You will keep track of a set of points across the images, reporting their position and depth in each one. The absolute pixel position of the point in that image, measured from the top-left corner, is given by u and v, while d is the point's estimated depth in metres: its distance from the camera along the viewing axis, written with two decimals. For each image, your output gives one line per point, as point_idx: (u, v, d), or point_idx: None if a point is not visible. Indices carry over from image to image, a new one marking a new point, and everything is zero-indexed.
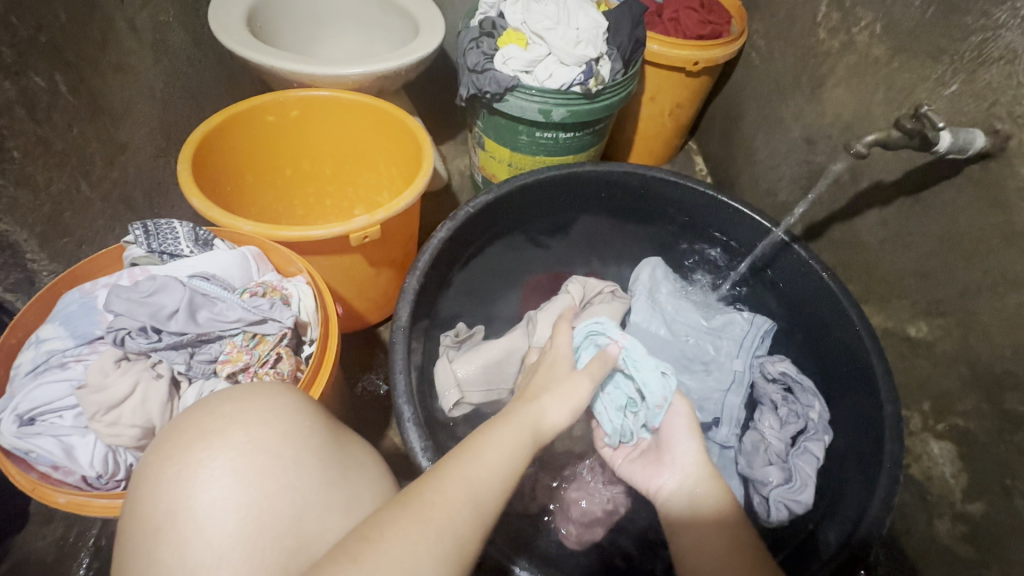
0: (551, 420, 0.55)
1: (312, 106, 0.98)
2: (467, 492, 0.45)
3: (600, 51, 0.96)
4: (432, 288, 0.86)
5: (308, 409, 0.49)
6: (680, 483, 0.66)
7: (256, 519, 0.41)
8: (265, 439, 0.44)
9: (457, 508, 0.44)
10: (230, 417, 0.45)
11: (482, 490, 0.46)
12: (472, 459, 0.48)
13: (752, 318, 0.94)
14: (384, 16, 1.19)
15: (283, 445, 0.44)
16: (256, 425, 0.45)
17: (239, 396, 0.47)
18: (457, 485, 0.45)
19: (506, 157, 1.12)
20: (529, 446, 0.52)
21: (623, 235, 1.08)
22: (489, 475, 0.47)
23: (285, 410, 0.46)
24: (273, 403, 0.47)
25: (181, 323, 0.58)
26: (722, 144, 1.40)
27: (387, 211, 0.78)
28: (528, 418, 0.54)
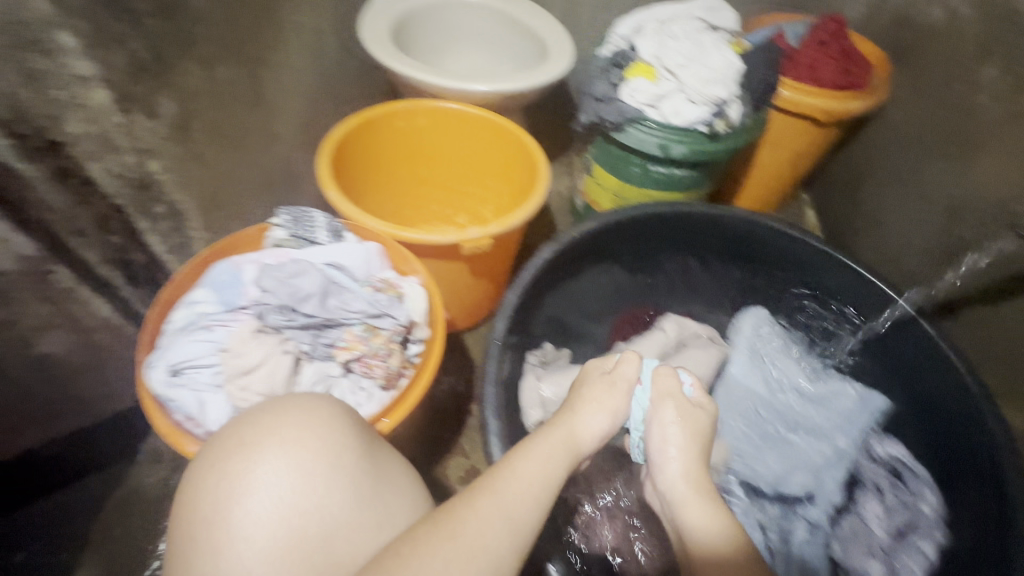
0: (585, 425, 0.60)
1: (440, 116, 1.03)
2: (501, 510, 0.47)
3: (732, 92, 0.94)
4: (528, 306, 0.87)
5: (343, 423, 0.51)
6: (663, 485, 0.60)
7: (292, 533, 0.44)
8: (299, 455, 0.47)
9: (493, 522, 0.46)
10: (267, 431, 0.48)
11: (519, 513, 0.48)
12: (508, 477, 0.50)
13: (865, 393, 0.88)
14: (514, 37, 1.24)
15: (316, 462, 0.47)
16: (291, 440, 0.48)
17: (280, 408, 0.50)
18: (491, 501, 0.48)
19: (612, 186, 1.12)
20: (567, 455, 0.56)
21: (725, 282, 1.03)
22: (522, 486, 0.50)
23: (320, 426, 0.49)
24: (307, 416, 0.50)
25: (314, 306, 0.63)
26: (841, 200, 1.32)
27: (501, 225, 0.82)
28: (565, 430, 0.58)
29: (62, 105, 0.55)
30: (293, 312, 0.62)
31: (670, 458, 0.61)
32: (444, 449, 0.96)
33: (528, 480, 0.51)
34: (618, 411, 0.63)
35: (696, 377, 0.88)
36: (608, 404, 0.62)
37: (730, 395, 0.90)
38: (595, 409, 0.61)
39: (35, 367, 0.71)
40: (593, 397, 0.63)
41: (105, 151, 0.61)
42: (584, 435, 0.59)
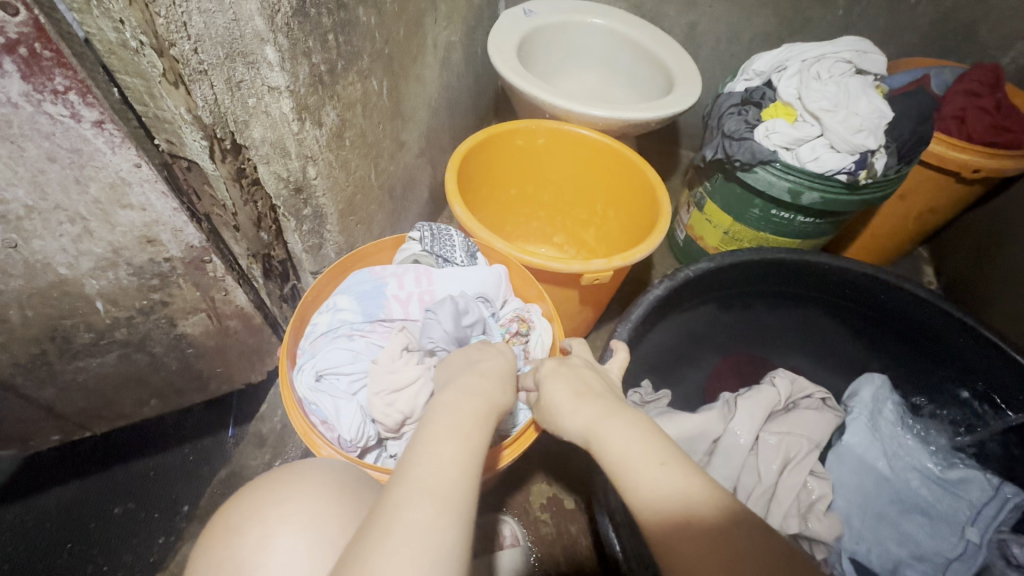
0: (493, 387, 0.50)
1: (558, 138, 1.03)
2: (439, 503, 0.38)
3: (880, 143, 0.88)
4: (637, 343, 0.85)
5: (320, 488, 0.50)
6: (575, 413, 0.54)
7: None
8: (282, 535, 0.46)
9: (444, 523, 0.37)
10: (247, 513, 0.48)
11: (460, 502, 0.39)
12: (427, 465, 0.40)
13: (998, 485, 0.79)
14: (635, 63, 1.23)
15: (295, 538, 0.46)
16: (270, 520, 0.47)
17: (261, 488, 0.50)
18: (426, 499, 0.38)
19: (724, 225, 1.09)
20: (484, 424, 0.46)
21: (838, 339, 0.98)
22: (425, 456, 0.41)
23: (300, 502, 0.48)
24: (282, 492, 0.49)
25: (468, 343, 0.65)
26: (970, 262, 1.21)
27: (624, 259, 0.79)
28: (471, 393, 0.48)
29: (249, 112, 0.59)
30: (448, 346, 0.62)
31: (569, 411, 0.55)
32: (528, 472, 0.95)
33: (435, 444, 0.42)
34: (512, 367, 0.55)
35: (811, 441, 0.82)
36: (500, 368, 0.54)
37: (845, 464, 0.83)
38: (475, 368, 0.52)
39: (172, 344, 0.78)
40: (479, 359, 0.55)
41: (278, 157, 0.65)
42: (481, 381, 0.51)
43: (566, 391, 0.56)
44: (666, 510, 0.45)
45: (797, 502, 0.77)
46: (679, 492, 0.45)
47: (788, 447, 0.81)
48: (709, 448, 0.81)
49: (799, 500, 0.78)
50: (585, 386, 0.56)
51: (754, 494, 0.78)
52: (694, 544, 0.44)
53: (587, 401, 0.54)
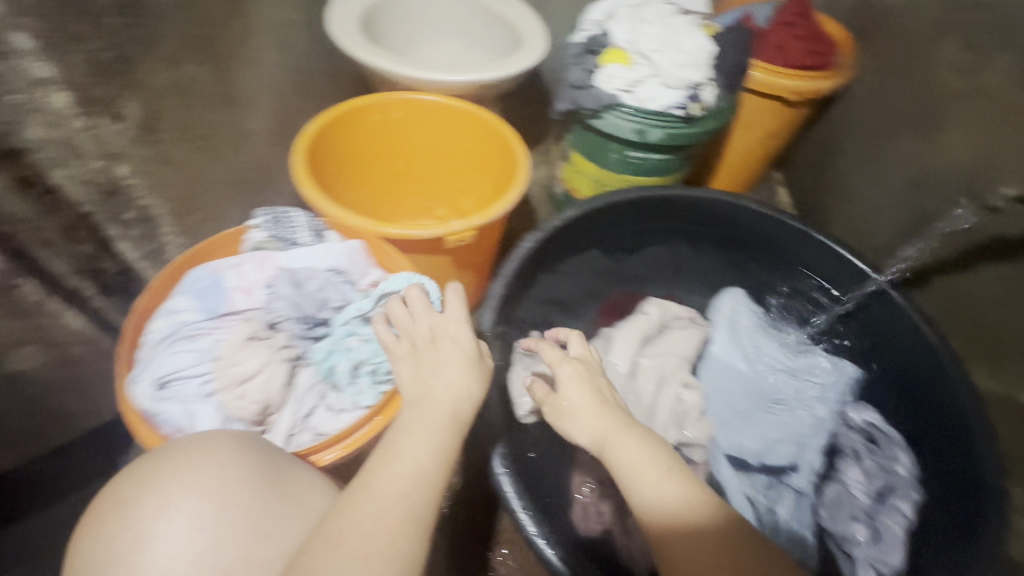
0: (454, 387, 0.56)
1: (414, 109, 1.02)
2: (402, 506, 0.47)
3: (704, 76, 0.95)
4: (514, 296, 0.87)
5: (229, 458, 0.51)
6: (592, 431, 0.62)
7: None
8: (190, 502, 0.47)
9: (402, 532, 0.46)
10: (143, 484, 0.48)
11: (410, 505, 0.48)
12: (396, 474, 0.49)
13: (836, 364, 0.91)
14: (487, 26, 1.23)
15: (197, 504, 0.47)
16: (169, 489, 0.47)
17: (158, 460, 0.50)
18: (391, 510, 0.47)
19: (591, 173, 1.13)
20: (448, 426, 0.54)
21: (705, 264, 1.06)
22: (415, 472, 0.50)
23: (209, 470, 0.49)
24: (184, 462, 0.49)
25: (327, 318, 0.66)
26: (812, 178, 1.34)
27: (484, 218, 0.81)
28: (445, 398, 0.55)
29: (19, 110, 0.54)
30: (292, 317, 0.64)
31: (586, 420, 0.63)
32: None
33: (422, 461, 0.51)
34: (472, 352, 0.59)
35: (681, 356, 0.90)
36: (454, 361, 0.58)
37: (713, 372, 0.92)
38: (441, 367, 0.57)
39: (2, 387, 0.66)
40: (436, 362, 0.58)
41: (70, 158, 0.61)
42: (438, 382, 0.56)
43: (586, 394, 0.64)
44: (665, 508, 0.55)
45: (673, 415, 0.84)
46: (673, 501, 0.55)
47: (662, 366, 0.88)
48: None
49: (676, 413, 0.84)
50: (598, 395, 0.65)
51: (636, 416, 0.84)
52: (698, 542, 0.53)
53: (607, 415, 0.63)
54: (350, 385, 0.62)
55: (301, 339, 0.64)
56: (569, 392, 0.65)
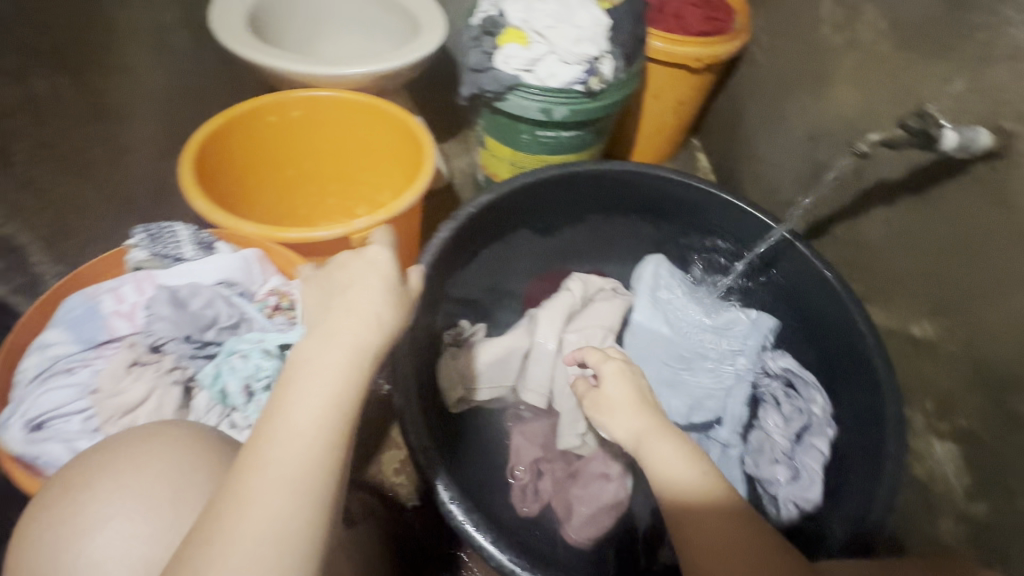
0: (363, 321, 0.47)
1: (312, 107, 0.98)
2: (273, 471, 0.40)
3: (602, 49, 0.95)
4: (433, 289, 0.87)
5: (187, 443, 0.51)
6: (630, 430, 0.60)
7: (142, 560, 0.45)
8: (138, 490, 0.47)
9: (268, 504, 0.38)
10: (98, 468, 0.48)
11: (284, 469, 0.40)
12: (278, 431, 0.41)
13: (755, 318, 0.95)
14: (385, 14, 1.19)
15: (152, 487, 0.47)
16: (125, 472, 0.48)
17: (111, 447, 0.50)
18: (260, 478, 0.39)
19: (506, 156, 1.13)
20: (345, 368, 0.44)
21: (626, 235, 1.08)
22: (300, 440, 0.41)
23: (155, 458, 0.49)
24: (140, 445, 0.50)
25: (217, 334, 0.62)
26: (724, 141, 1.38)
27: (389, 211, 0.79)
28: (348, 337, 0.46)
29: None
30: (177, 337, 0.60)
31: (624, 418, 0.62)
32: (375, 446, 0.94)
33: (311, 427, 0.41)
34: (392, 284, 0.50)
35: (605, 327, 0.91)
36: (366, 287, 0.49)
37: (639, 339, 0.94)
38: (345, 300, 0.48)
39: None
40: (346, 286, 0.50)
41: None
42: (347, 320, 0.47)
43: (626, 393, 0.63)
44: (685, 493, 0.52)
45: None
46: (689, 482, 0.53)
47: (586, 339, 0.89)
48: (521, 361, 0.88)
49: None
50: (637, 398, 0.63)
51: (565, 392, 0.85)
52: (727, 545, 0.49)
53: (644, 413, 0.61)
54: (248, 403, 0.59)
55: (193, 360, 0.61)
56: (612, 391, 0.64)
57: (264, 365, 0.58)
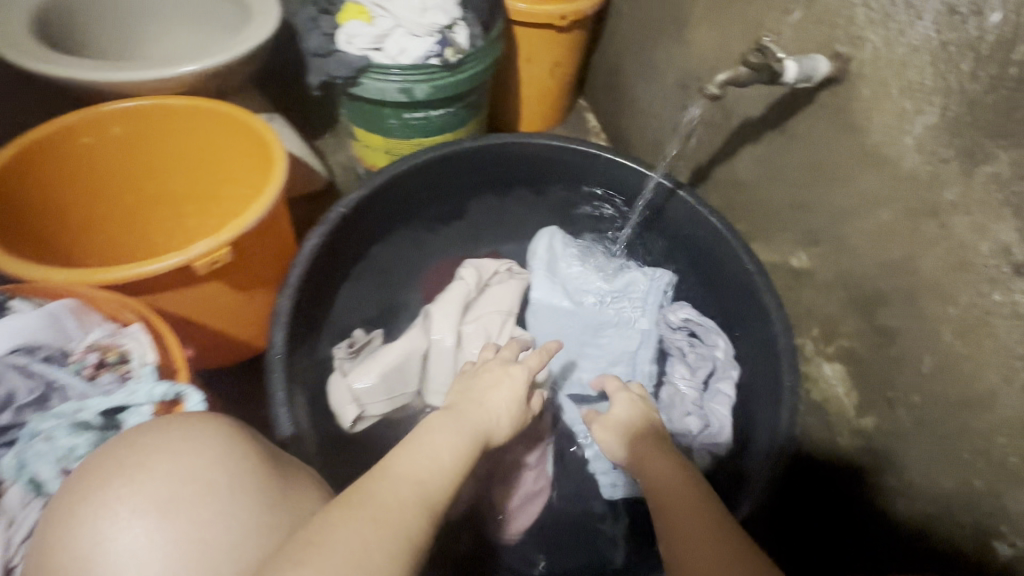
0: (496, 423, 0.57)
1: (135, 120, 0.85)
2: (411, 480, 0.45)
3: (452, 17, 0.89)
4: (307, 304, 0.80)
5: (234, 437, 0.48)
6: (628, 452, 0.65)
7: (192, 547, 0.41)
8: (189, 468, 0.44)
9: (410, 505, 0.43)
10: (150, 451, 0.45)
11: (422, 487, 0.45)
12: (412, 455, 0.48)
13: (652, 274, 0.94)
14: (213, 3, 1.05)
15: (208, 469, 0.44)
16: (179, 454, 0.45)
17: (162, 429, 0.47)
18: (407, 484, 0.45)
19: (381, 145, 1.04)
20: (474, 436, 0.54)
21: (517, 209, 1.05)
22: (434, 466, 0.48)
23: (205, 440, 0.46)
24: (195, 429, 0.47)
25: (16, 415, 0.53)
26: (608, 97, 1.35)
27: (233, 229, 0.69)
28: (483, 423, 0.56)
29: None
30: None
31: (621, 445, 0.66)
32: None
33: (442, 457, 0.49)
34: (522, 397, 0.62)
35: (503, 312, 0.88)
36: (506, 394, 0.61)
37: (542, 318, 0.93)
38: (494, 389, 0.60)
39: None
40: (487, 385, 0.61)
41: None
42: (494, 434, 0.57)
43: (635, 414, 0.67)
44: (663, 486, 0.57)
45: None
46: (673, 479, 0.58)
47: (486, 327, 0.86)
48: (421, 365, 0.83)
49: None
50: (642, 428, 0.66)
51: None
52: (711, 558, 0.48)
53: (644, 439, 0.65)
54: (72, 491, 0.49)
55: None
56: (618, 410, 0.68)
57: (77, 446, 0.49)
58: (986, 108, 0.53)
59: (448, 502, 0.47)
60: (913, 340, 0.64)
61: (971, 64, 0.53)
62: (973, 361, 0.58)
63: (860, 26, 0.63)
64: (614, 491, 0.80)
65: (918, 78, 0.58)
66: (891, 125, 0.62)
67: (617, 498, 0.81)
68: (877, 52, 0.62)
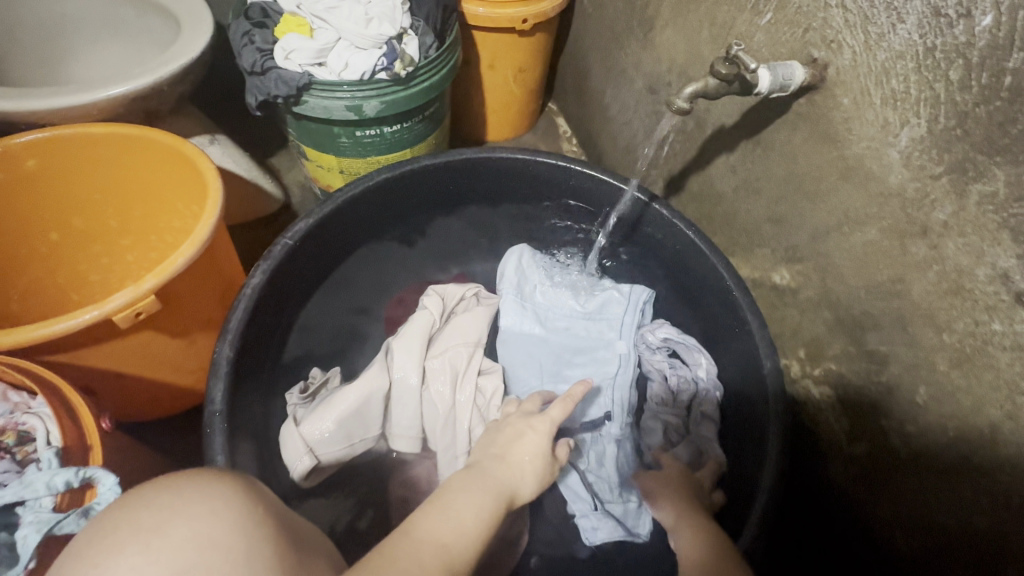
0: (519, 481, 0.56)
1: (51, 151, 0.77)
2: (436, 542, 0.43)
3: (401, 26, 0.82)
4: (252, 347, 0.73)
5: (253, 495, 0.40)
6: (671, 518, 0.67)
7: None
8: (210, 537, 0.35)
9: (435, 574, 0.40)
10: (166, 512, 0.36)
11: (450, 553, 0.43)
12: (439, 518, 0.46)
13: (628, 291, 0.89)
14: (141, 17, 0.96)
15: (232, 535, 0.36)
16: (199, 517, 0.36)
17: (174, 486, 0.38)
18: (433, 551, 0.42)
19: (334, 165, 0.97)
20: (499, 499, 0.52)
21: (484, 226, 0.98)
22: (458, 531, 0.45)
23: (233, 500, 0.38)
24: (215, 486, 0.38)
25: None
26: (577, 102, 1.30)
27: (159, 275, 0.62)
28: (505, 482, 0.54)
29: None
30: None
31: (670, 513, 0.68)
32: None
33: (465, 520, 0.47)
34: (545, 451, 0.61)
35: (470, 343, 0.82)
36: (531, 450, 0.60)
37: (514, 347, 0.87)
38: (518, 442, 0.60)
39: None
40: (511, 438, 0.61)
41: None
42: (522, 491, 0.56)
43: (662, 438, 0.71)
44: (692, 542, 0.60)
45: (476, 409, 0.77)
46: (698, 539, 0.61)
47: (452, 362, 0.79)
48: (383, 405, 0.75)
49: (477, 408, 0.77)
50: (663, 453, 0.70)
51: (436, 427, 0.76)
52: None
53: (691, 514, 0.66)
54: None
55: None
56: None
57: None
58: (978, 121, 0.48)
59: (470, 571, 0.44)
60: (906, 367, 0.60)
61: (960, 73, 0.48)
62: (971, 392, 0.54)
63: (836, 30, 0.58)
64: (595, 536, 0.74)
65: (901, 86, 0.53)
66: (873, 137, 0.57)
67: (597, 543, 0.75)
68: (857, 58, 0.57)
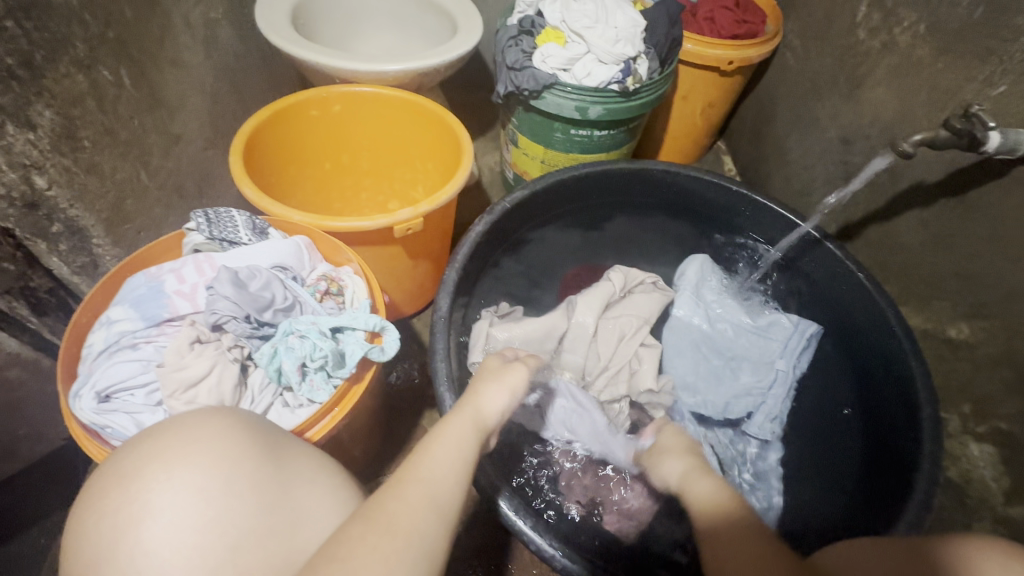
0: (491, 408, 0.60)
1: (355, 101, 1.01)
2: (420, 479, 0.48)
3: (638, 49, 0.98)
4: (469, 279, 0.88)
5: (234, 428, 0.48)
6: (696, 495, 0.59)
7: (197, 555, 0.40)
8: (190, 475, 0.43)
9: (420, 508, 0.45)
10: (144, 458, 0.44)
11: (442, 492, 0.48)
12: (429, 461, 0.50)
13: (797, 322, 0.96)
14: (421, 15, 1.21)
15: (209, 476, 0.43)
16: (176, 461, 0.44)
17: (159, 433, 0.46)
18: (417, 488, 0.47)
19: (539, 154, 1.14)
20: (474, 435, 0.55)
21: (659, 233, 1.09)
22: (450, 476, 0.49)
23: (212, 440, 0.45)
24: (201, 429, 0.46)
25: (273, 316, 0.63)
26: (752, 143, 1.38)
27: (431, 204, 0.80)
28: (470, 412, 0.58)
29: None
30: (235, 315, 0.61)
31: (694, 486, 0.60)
32: (407, 432, 0.97)
33: (452, 466, 0.50)
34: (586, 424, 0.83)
35: (641, 318, 0.95)
36: (511, 385, 0.63)
37: (677, 333, 0.99)
38: (488, 380, 0.63)
39: None
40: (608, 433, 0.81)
41: None
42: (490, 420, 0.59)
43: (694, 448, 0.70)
44: (716, 510, 0.55)
45: (630, 367, 0.92)
46: (721, 500, 0.56)
47: (622, 326, 0.94)
48: (558, 339, 0.92)
49: (632, 367, 0.92)
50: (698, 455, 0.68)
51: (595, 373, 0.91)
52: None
53: (700, 483, 0.60)
54: (301, 383, 0.60)
55: (250, 339, 0.62)
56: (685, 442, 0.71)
57: (320, 346, 0.60)
58: None
59: (460, 494, 0.49)
60: None
61: None
62: None
63: None
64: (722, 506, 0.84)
65: None
66: None
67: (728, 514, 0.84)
68: None
